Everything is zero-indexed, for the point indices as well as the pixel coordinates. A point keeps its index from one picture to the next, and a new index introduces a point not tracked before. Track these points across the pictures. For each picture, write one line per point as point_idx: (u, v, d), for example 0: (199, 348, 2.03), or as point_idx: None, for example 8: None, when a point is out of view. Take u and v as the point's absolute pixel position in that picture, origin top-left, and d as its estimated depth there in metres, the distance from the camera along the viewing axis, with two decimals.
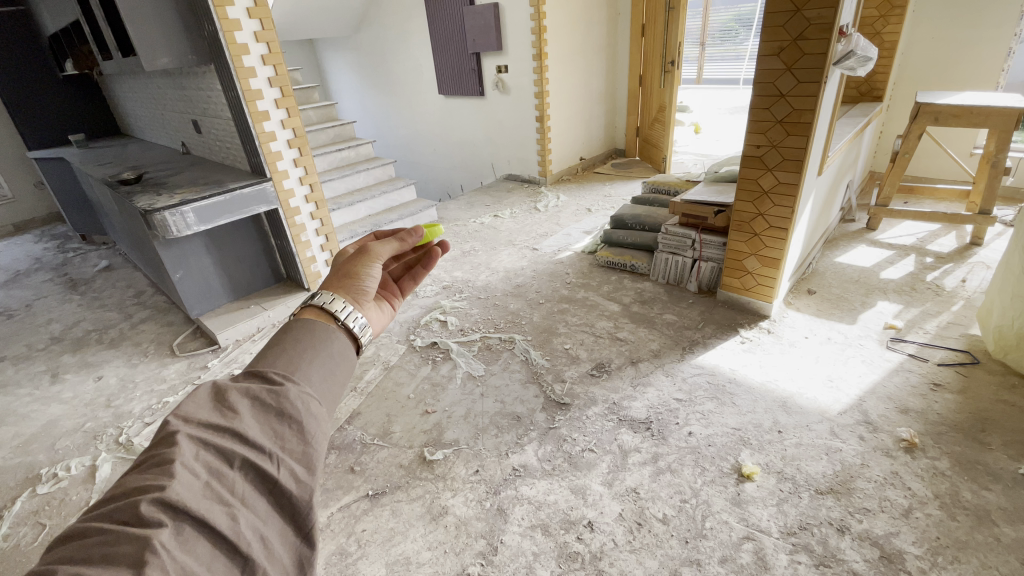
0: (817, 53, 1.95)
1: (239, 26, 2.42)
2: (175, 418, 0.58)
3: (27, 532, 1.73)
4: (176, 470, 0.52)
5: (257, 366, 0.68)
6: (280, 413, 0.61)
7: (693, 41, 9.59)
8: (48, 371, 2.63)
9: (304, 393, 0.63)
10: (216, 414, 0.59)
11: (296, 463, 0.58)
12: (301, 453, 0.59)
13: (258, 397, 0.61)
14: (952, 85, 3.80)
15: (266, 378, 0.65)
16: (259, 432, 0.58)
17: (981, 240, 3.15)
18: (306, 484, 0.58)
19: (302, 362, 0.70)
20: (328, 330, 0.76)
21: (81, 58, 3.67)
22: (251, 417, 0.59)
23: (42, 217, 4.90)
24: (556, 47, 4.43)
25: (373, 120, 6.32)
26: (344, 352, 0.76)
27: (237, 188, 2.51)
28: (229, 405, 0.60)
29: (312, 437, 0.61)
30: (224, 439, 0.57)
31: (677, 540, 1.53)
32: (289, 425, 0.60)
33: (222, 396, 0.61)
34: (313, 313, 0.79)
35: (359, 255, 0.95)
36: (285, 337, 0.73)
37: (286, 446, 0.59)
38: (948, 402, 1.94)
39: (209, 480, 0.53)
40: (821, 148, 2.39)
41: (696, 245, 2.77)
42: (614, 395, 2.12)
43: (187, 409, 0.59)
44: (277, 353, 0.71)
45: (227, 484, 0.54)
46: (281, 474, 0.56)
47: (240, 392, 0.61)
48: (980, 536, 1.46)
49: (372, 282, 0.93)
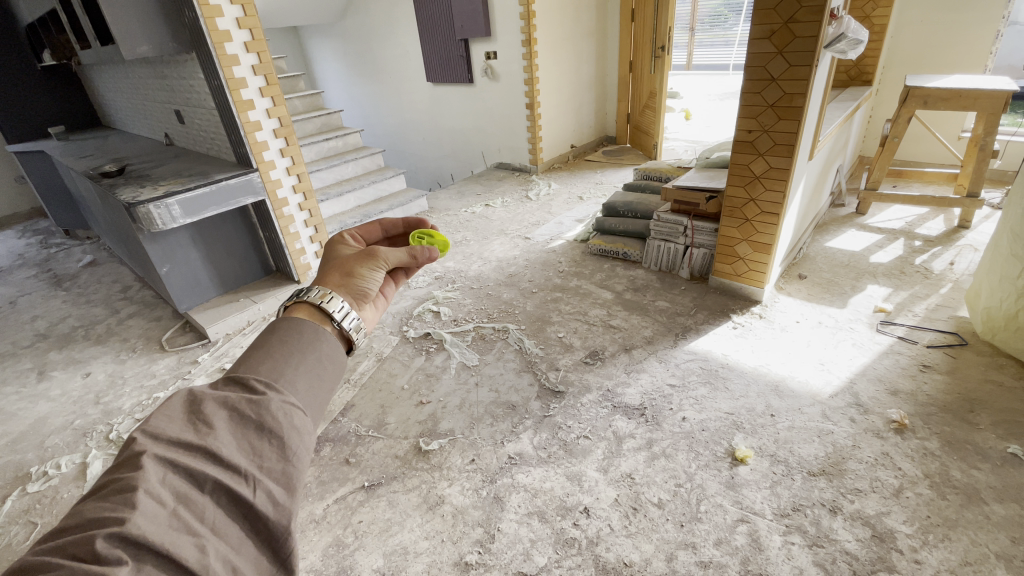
0: (808, 35, 1.93)
1: (220, 12, 2.36)
2: (143, 434, 0.55)
3: (18, 532, 1.70)
4: (139, 498, 0.49)
5: (238, 372, 0.67)
6: (259, 427, 0.60)
7: (682, 26, 9.42)
8: (35, 369, 2.58)
9: (286, 405, 0.63)
10: (188, 429, 0.57)
11: (273, 484, 0.57)
12: (280, 472, 0.58)
13: (236, 409, 0.60)
14: (940, 68, 3.81)
15: (247, 387, 0.64)
16: (234, 450, 0.57)
17: (968, 223, 3.18)
18: (284, 506, 0.56)
19: (286, 368, 0.69)
20: (319, 333, 0.76)
21: (58, 48, 3.56)
22: (227, 432, 0.58)
23: (23, 212, 4.79)
24: (545, 33, 4.37)
25: (361, 109, 6.23)
26: (333, 354, 0.76)
27: (222, 179, 2.46)
28: (203, 419, 0.58)
29: (292, 454, 0.60)
30: (196, 458, 0.55)
31: (672, 523, 1.55)
32: (268, 441, 0.59)
33: (198, 409, 0.59)
34: (307, 312, 0.80)
35: (365, 256, 0.96)
36: (271, 339, 0.73)
37: (264, 464, 0.58)
38: (937, 383, 1.97)
39: (176, 507, 0.51)
40: (812, 131, 2.39)
41: (689, 232, 2.76)
42: (609, 382, 2.13)
43: (157, 424, 0.57)
44: (261, 356, 0.70)
45: (196, 511, 0.52)
46: (257, 498, 0.55)
47: (217, 403, 0.60)
48: (969, 514, 1.49)
49: (372, 285, 0.94)
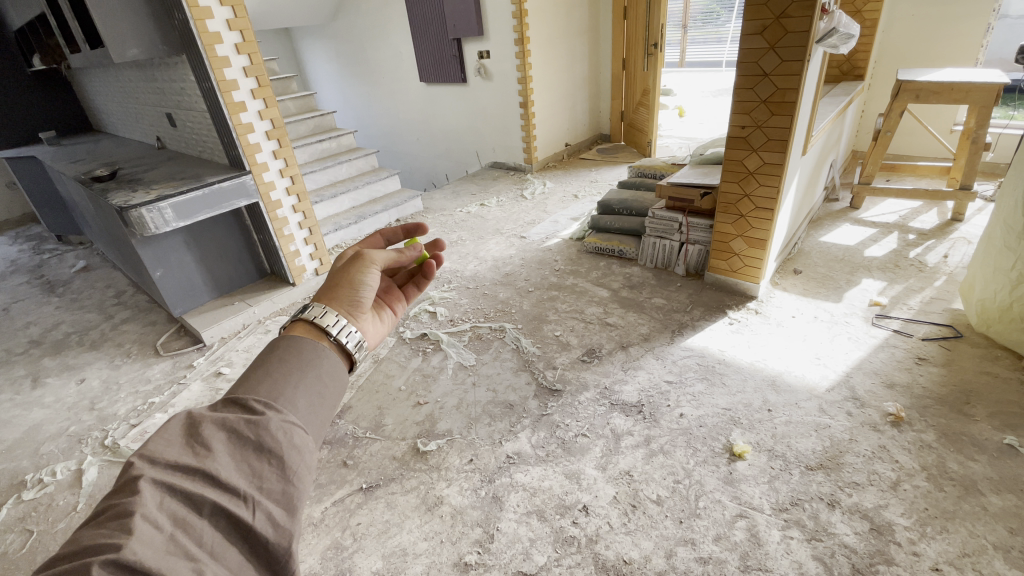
0: (801, 31, 1.93)
1: (211, 15, 2.34)
2: (140, 458, 0.55)
3: (14, 540, 1.69)
4: (135, 524, 0.48)
5: (237, 391, 0.67)
6: (259, 448, 0.59)
7: (674, 23, 9.41)
8: (28, 376, 2.56)
9: (286, 424, 0.62)
10: (186, 452, 0.57)
11: (273, 506, 0.56)
12: (280, 493, 0.57)
13: (235, 430, 0.60)
14: (931, 62, 3.83)
15: (246, 407, 0.63)
16: (233, 472, 0.56)
17: (961, 216, 3.20)
18: (285, 529, 0.56)
19: (286, 387, 0.68)
20: (318, 349, 0.76)
21: (47, 52, 3.52)
22: (226, 455, 0.57)
23: (15, 218, 4.76)
24: (538, 31, 4.37)
25: (354, 110, 6.22)
26: (334, 371, 0.76)
27: (215, 182, 2.44)
28: (201, 441, 0.58)
29: (293, 474, 0.59)
30: (194, 482, 0.54)
31: (672, 520, 1.54)
32: (268, 462, 0.59)
33: (196, 431, 0.59)
34: (303, 329, 0.79)
35: (357, 263, 0.94)
36: (269, 358, 0.72)
37: (264, 486, 0.57)
38: (933, 375, 1.98)
39: (173, 532, 0.50)
40: (805, 126, 2.39)
41: (683, 228, 2.76)
42: (606, 380, 2.13)
43: (155, 448, 0.56)
44: (259, 375, 0.69)
45: (194, 536, 0.51)
46: (257, 520, 0.54)
47: (216, 424, 0.60)
48: (967, 506, 1.50)
49: (367, 291, 0.93)
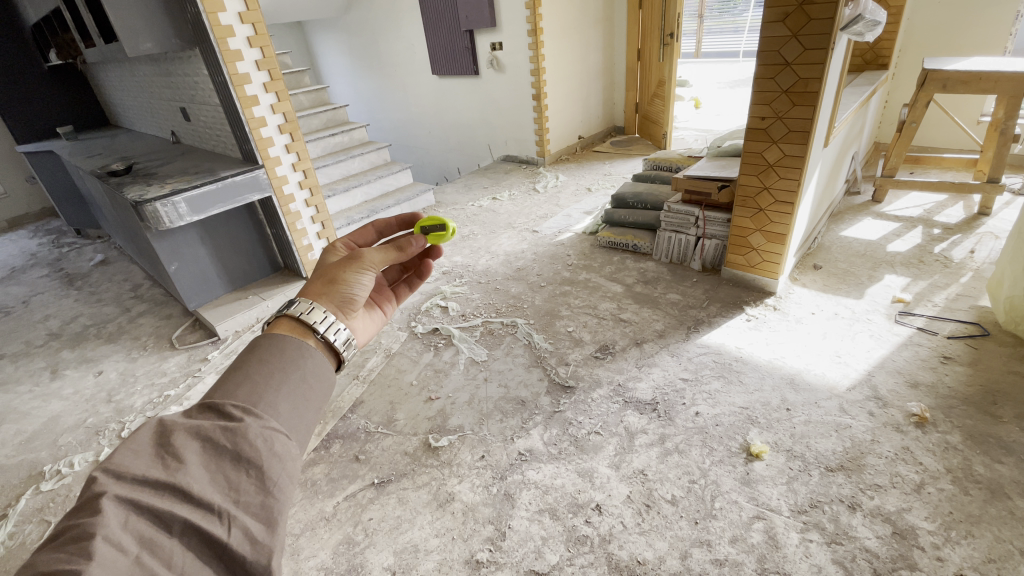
0: (825, 17, 1.85)
1: (223, 8, 2.32)
2: (104, 472, 0.53)
3: (33, 530, 1.72)
4: (97, 547, 0.47)
5: (214, 396, 0.65)
6: (236, 457, 0.58)
7: (691, 13, 9.25)
8: (48, 368, 2.61)
9: (266, 430, 0.61)
10: (156, 465, 0.55)
11: (251, 520, 0.55)
12: (259, 506, 0.56)
13: (210, 439, 0.58)
14: (960, 51, 3.69)
15: (223, 413, 0.62)
16: (207, 485, 0.55)
17: (989, 210, 3.09)
18: (263, 545, 0.55)
19: (267, 390, 0.67)
20: (303, 348, 0.75)
21: (64, 47, 3.55)
22: (199, 466, 0.56)
23: (35, 212, 4.85)
24: (551, 21, 4.30)
25: (366, 103, 6.22)
26: (319, 370, 0.74)
27: (228, 176, 2.45)
28: (173, 452, 0.56)
29: (272, 484, 0.58)
30: (163, 498, 0.53)
31: (687, 521, 1.52)
32: (245, 473, 0.57)
33: (167, 441, 0.57)
34: (288, 325, 0.78)
35: (351, 258, 0.91)
36: (250, 358, 0.71)
37: (241, 499, 0.56)
38: (959, 375, 1.91)
39: (140, 554, 0.49)
40: (828, 117, 2.32)
41: (700, 223, 2.70)
42: (619, 376, 2.10)
43: (123, 460, 0.54)
44: (239, 377, 0.68)
45: (163, 556, 0.50)
46: (233, 537, 0.53)
47: (189, 433, 0.58)
48: (993, 510, 1.45)
49: (359, 290, 0.91)
